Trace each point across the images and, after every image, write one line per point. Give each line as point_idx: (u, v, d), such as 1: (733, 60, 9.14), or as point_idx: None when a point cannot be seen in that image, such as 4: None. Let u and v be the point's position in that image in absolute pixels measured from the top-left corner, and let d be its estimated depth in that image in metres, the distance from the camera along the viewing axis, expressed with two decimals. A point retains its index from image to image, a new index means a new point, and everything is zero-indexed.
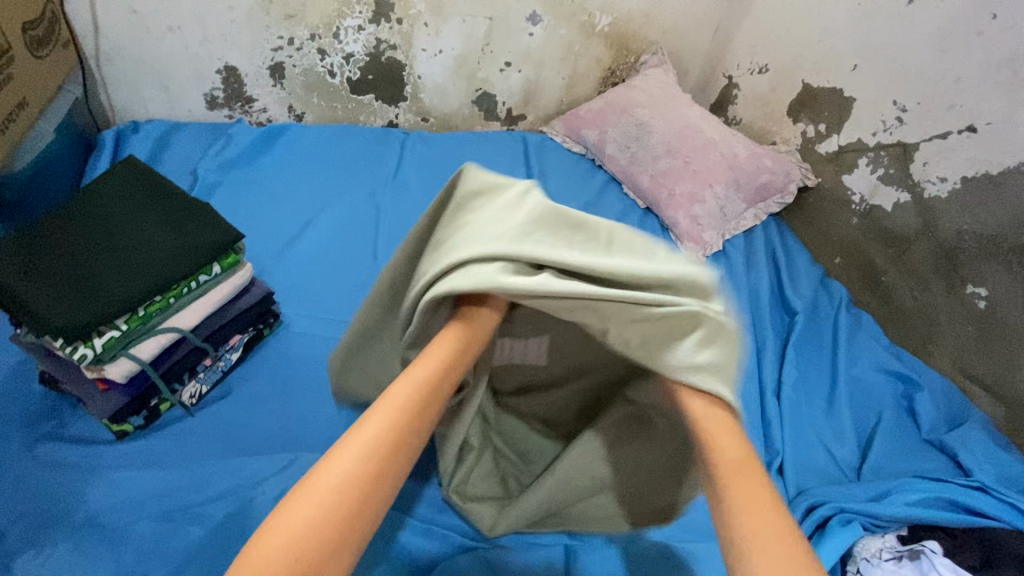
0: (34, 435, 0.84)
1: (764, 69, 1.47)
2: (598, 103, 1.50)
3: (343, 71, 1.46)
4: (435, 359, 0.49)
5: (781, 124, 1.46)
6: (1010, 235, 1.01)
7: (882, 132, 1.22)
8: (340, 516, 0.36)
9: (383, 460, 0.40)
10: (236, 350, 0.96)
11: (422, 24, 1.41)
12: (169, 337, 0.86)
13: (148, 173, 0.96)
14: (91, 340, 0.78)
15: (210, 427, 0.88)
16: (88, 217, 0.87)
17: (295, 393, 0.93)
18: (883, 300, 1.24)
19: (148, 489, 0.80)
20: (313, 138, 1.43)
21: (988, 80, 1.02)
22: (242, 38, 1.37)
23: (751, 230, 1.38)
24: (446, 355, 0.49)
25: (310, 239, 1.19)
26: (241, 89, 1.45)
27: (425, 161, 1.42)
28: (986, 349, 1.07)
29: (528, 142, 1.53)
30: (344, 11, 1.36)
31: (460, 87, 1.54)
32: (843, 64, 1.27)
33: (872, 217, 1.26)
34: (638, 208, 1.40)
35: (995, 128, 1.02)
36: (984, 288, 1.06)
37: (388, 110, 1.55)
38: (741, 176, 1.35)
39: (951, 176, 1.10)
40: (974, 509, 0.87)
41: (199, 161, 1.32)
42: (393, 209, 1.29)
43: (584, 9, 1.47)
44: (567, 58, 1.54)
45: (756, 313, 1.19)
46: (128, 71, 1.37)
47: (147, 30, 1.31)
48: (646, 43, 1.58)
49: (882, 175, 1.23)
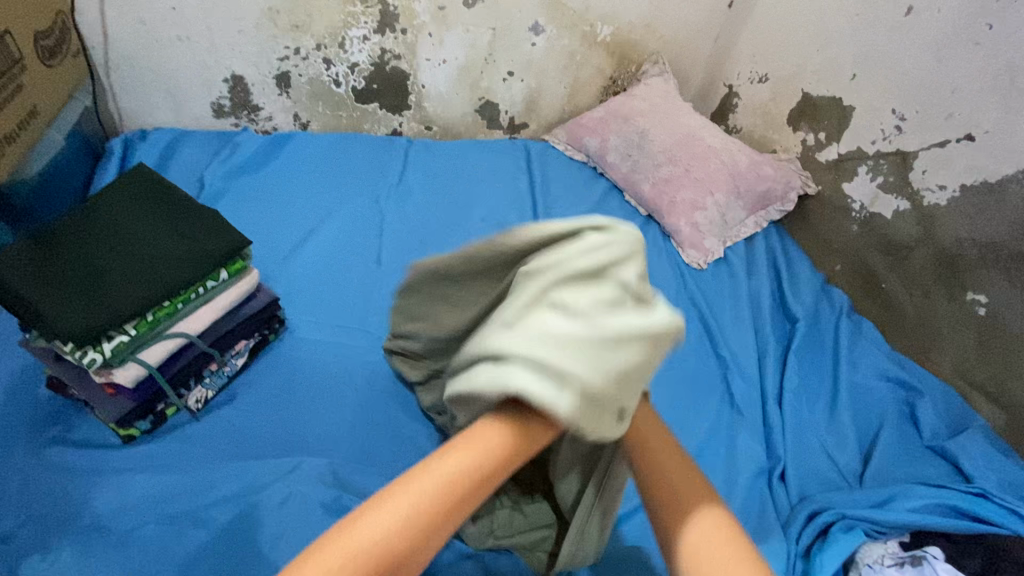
0: (42, 438, 0.85)
1: (764, 78, 1.49)
2: (600, 112, 1.52)
3: (348, 80, 1.48)
4: (485, 453, 0.47)
5: (781, 132, 1.47)
6: (1009, 242, 1.02)
7: (881, 140, 1.23)
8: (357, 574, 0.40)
9: (412, 543, 0.42)
10: (241, 355, 0.97)
11: (426, 34, 1.43)
12: (177, 343, 0.87)
13: (157, 179, 0.98)
14: (100, 344, 0.79)
15: (215, 432, 0.89)
16: (99, 223, 0.89)
17: (299, 398, 0.94)
18: (883, 306, 1.25)
19: (155, 493, 0.80)
20: (318, 145, 1.44)
21: (985, 88, 1.03)
22: (249, 48, 1.39)
23: (752, 238, 1.39)
24: (496, 460, 0.47)
25: (315, 245, 1.21)
26: (247, 98, 1.47)
27: (429, 169, 1.43)
28: (987, 356, 1.07)
29: (530, 150, 1.54)
30: (349, 21, 1.38)
31: (463, 95, 1.56)
32: (842, 73, 1.29)
33: (872, 224, 1.27)
34: (640, 216, 1.41)
35: (993, 137, 1.03)
36: (984, 295, 1.07)
37: (392, 118, 1.57)
38: (742, 184, 1.36)
39: (949, 184, 1.11)
40: (974, 514, 0.87)
41: (205, 169, 1.34)
42: (397, 215, 1.30)
43: (585, 19, 1.49)
44: (569, 67, 1.56)
45: (757, 320, 1.20)
46: (136, 79, 1.39)
47: (155, 39, 1.33)
48: (647, 53, 1.59)
49: (881, 182, 1.24)
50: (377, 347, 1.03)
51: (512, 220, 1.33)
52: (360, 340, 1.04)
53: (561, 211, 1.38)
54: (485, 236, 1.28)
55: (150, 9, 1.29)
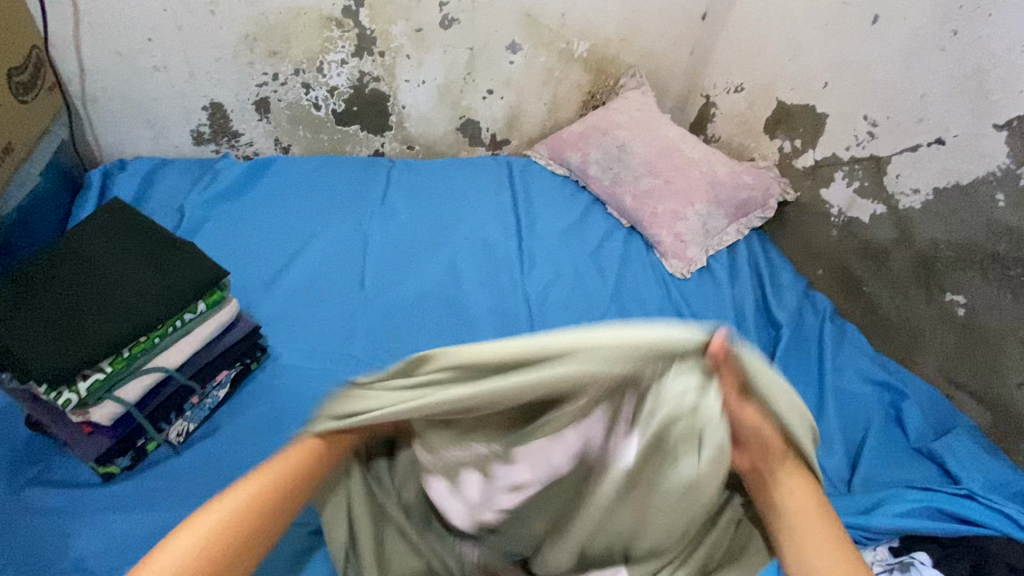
0: (19, 480, 0.83)
1: (740, 88, 1.51)
2: (580, 127, 1.53)
3: (328, 104, 1.48)
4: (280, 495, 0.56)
5: (758, 140, 1.50)
6: (984, 243, 1.04)
7: (855, 147, 1.25)
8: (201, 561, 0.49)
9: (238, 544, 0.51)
10: (222, 387, 0.96)
11: (405, 56, 1.44)
12: (155, 377, 0.86)
13: (135, 213, 0.98)
14: (75, 384, 0.78)
15: (196, 463, 0.88)
16: (77, 260, 0.89)
17: (285, 427, 0.93)
18: (866, 310, 1.26)
19: (137, 527, 0.79)
20: (300, 169, 1.45)
21: (953, 95, 1.06)
22: (228, 75, 1.39)
23: (734, 245, 1.40)
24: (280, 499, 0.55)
25: (300, 267, 1.21)
26: (226, 124, 1.47)
27: (411, 188, 1.44)
28: (970, 356, 1.08)
29: (512, 166, 1.55)
30: (327, 45, 1.39)
31: (444, 115, 1.57)
32: (815, 82, 1.31)
33: (850, 229, 1.28)
34: (622, 227, 1.41)
35: (962, 140, 1.05)
36: (962, 295, 1.08)
37: (374, 139, 1.58)
38: (722, 193, 1.38)
39: (923, 187, 1.12)
40: (962, 516, 0.88)
41: (185, 198, 1.33)
42: (380, 236, 1.30)
43: (562, 36, 1.51)
44: (548, 84, 1.58)
45: (742, 326, 1.22)
46: (115, 110, 1.39)
47: (134, 70, 1.34)
48: (624, 67, 1.62)
49: (857, 188, 1.26)
50: (360, 370, 1.03)
51: (496, 237, 1.34)
52: (343, 361, 1.04)
53: (545, 225, 1.38)
54: (470, 255, 1.28)
55: (126, 41, 1.29)
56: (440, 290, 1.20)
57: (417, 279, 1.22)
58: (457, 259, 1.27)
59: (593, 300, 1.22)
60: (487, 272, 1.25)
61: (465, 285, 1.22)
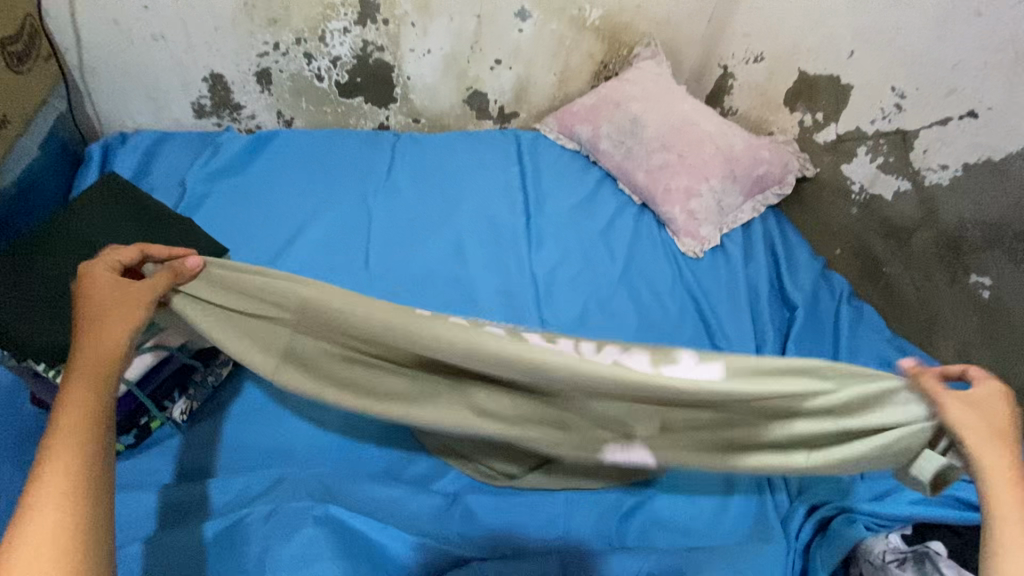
0: (26, 456, 0.84)
1: (760, 58, 1.44)
2: (590, 99, 1.48)
3: (331, 75, 1.44)
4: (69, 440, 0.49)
5: (777, 113, 1.43)
6: (1014, 222, 0.99)
7: (880, 120, 1.19)
8: (73, 529, 0.45)
9: (84, 483, 0.48)
10: (226, 364, 0.95)
11: (409, 24, 1.39)
12: (156, 356, 0.84)
13: (135, 189, 0.96)
14: None
15: (202, 443, 0.88)
16: (77, 236, 0.87)
17: (289, 407, 0.92)
18: (884, 291, 1.22)
19: (142, 505, 0.80)
20: (303, 143, 1.41)
21: (989, 63, 0.99)
22: (227, 45, 1.35)
23: (749, 224, 1.35)
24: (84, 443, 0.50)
25: (302, 247, 1.19)
26: (227, 97, 1.44)
27: (415, 163, 1.40)
28: (994, 341, 1.04)
29: (521, 140, 1.50)
30: (329, 13, 1.34)
31: (450, 86, 1.52)
32: (840, 51, 1.24)
33: (872, 207, 1.23)
34: (633, 205, 1.37)
35: (997, 113, 0.99)
36: (988, 277, 1.04)
37: (378, 112, 1.53)
38: (738, 169, 1.32)
39: (951, 163, 1.07)
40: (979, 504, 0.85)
41: (187, 172, 1.31)
42: (384, 213, 1.27)
43: (573, 3, 1.44)
44: (558, 54, 1.52)
45: (755, 308, 1.18)
46: (114, 81, 1.36)
47: (131, 39, 1.30)
48: (638, 35, 1.54)
49: (881, 163, 1.20)
50: None
51: (502, 214, 1.30)
52: None
53: (555, 202, 1.34)
54: (476, 234, 1.25)
55: (121, 8, 1.25)
56: (443, 270, 1.18)
57: (421, 257, 1.20)
58: (463, 237, 1.24)
59: (602, 279, 1.19)
60: (493, 251, 1.22)
61: (470, 264, 1.19)
